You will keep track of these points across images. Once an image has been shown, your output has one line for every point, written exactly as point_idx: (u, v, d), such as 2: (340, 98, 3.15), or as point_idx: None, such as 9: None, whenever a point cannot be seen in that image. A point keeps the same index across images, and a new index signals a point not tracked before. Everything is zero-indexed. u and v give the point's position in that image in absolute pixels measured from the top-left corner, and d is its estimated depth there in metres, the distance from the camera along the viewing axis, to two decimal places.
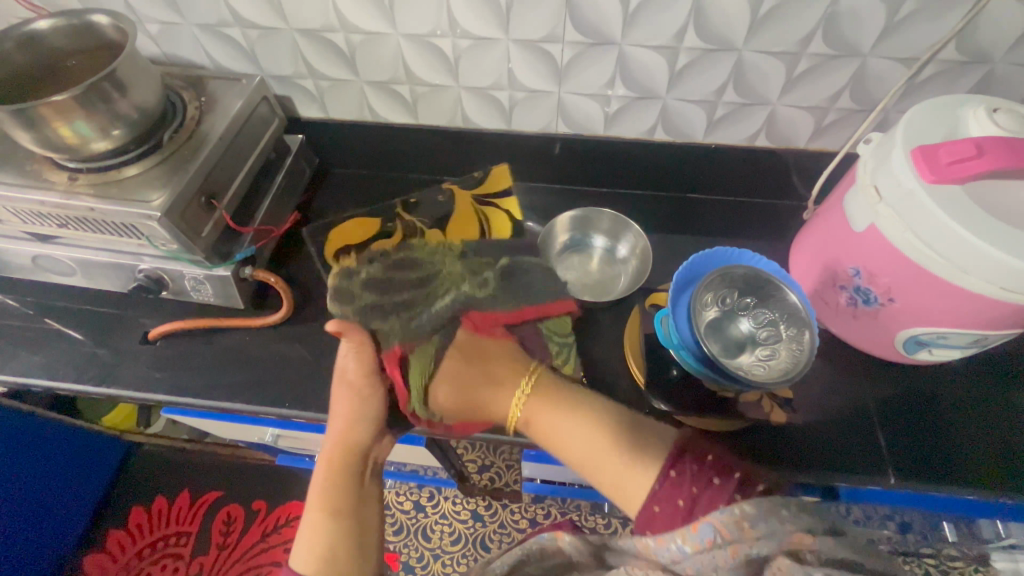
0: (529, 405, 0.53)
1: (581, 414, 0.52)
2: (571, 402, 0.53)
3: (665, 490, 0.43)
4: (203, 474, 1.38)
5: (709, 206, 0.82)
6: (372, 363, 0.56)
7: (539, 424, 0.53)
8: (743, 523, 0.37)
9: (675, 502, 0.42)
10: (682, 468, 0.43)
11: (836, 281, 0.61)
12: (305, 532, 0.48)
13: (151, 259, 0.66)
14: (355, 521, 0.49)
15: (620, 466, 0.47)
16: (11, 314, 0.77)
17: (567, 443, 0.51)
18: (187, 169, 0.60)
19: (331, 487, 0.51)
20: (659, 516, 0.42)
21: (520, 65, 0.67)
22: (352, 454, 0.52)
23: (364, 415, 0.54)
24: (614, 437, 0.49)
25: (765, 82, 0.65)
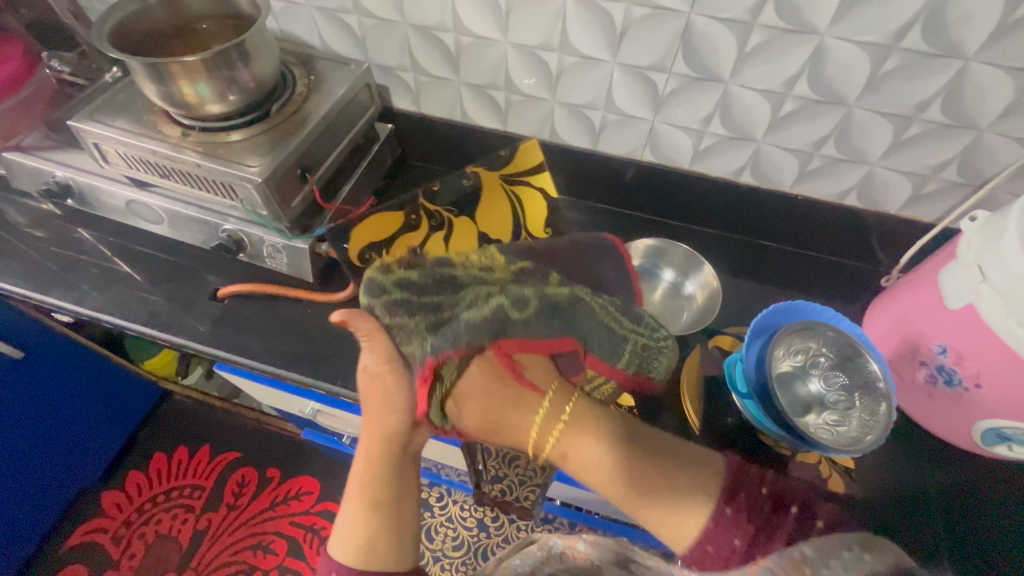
0: (568, 441, 0.50)
1: (621, 453, 0.48)
2: (603, 428, 0.50)
3: (721, 531, 0.43)
4: (226, 433, 1.42)
5: (782, 257, 0.80)
6: (388, 352, 0.52)
7: (576, 460, 0.50)
8: (802, 567, 0.35)
9: (731, 542, 0.42)
10: (738, 507, 0.43)
11: (916, 355, 0.59)
12: (346, 523, 0.51)
13: (236, 221, 0.68)
14: (395, 508, 0.51)
15: (661, 514, 0.45)
16: (94, 251, 0.82)
17: (602, 474, 0.48)
18: (289, 141, 0.63)
19: (369, 478, 0.52)
20: (711, 552, 0.42)
21: (620, 89, 0.67)
22: (385, 444, 0.52)
23: (393, 406, 0.52)
24: (649, 464, 0.48)
25: (869, 141, 0.63)
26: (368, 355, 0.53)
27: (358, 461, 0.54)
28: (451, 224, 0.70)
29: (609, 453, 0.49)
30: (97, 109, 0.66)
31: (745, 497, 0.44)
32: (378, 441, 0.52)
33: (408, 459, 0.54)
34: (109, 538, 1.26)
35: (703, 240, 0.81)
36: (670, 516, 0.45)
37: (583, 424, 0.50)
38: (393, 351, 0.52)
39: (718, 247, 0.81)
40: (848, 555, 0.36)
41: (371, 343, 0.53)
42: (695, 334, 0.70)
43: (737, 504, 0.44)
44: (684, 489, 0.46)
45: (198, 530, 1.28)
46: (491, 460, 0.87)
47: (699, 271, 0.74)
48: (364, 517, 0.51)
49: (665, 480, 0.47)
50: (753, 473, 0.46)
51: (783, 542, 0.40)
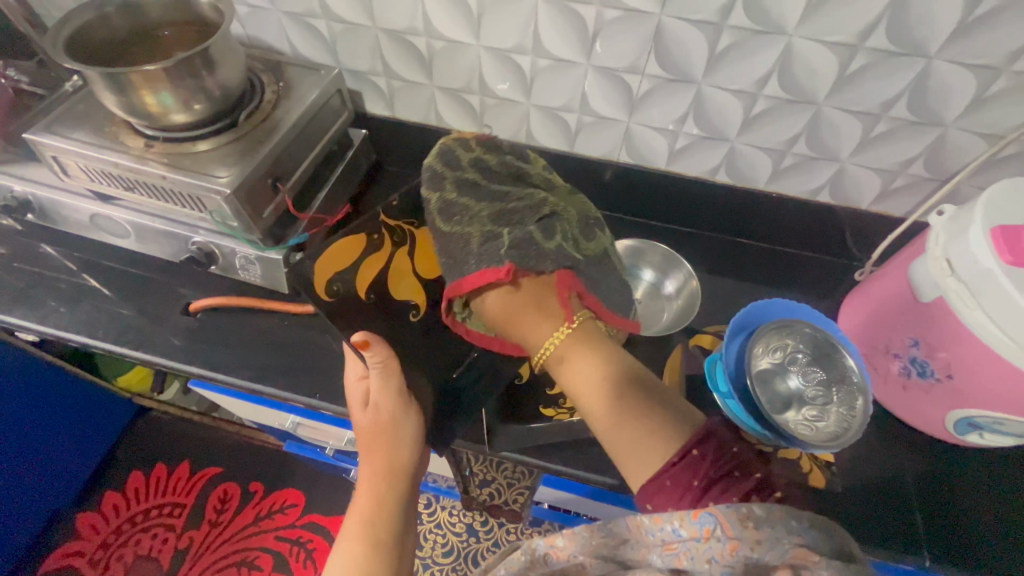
0: (568, 350, 0.49)
1: (616, 376, 0.48)
2: (608, 354, 0.49)
3: (682, 468, 0.42)
4: (206, 449, 1.38)
5: (759, 253, 0.80)
6: (402, 388, 0.57)
7: (570, 367, 0.49)
8: (748, 521, 0.36)
9: (689, 483, 0.41)
10: (704, 452, 0.42)
11: (890, 349, 0.60)
12: (341, 557, 0.52)
13: (206, 233, 0.66)
14: (393, 544, 0.54)
15: (633, 441, 0.44)
16: (58, 267, 0.78)
17: (590, 386, 0.47)
18: (258, 150, 0.61)
19: (374, 515, 0.55)
20: (666, 492, 0.41)
21: (594, 91, 0.67)
22: (394, 479, 0.57)
23: (403, 442, 0.57)
24: (637, 391, 0.47)
25: (839, 139, 0.64)
26: (379, 386, 0.57)
27: (360, 495, 0.56)
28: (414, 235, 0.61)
29: (603, 373, 0.48)
30: (55, 120, 0.63)
31: (715, 449, 0.43)
32: (385, 475, 0.57)
33: (408, 496, 0.58)
34: (85, 562, 1.22)
35: (682, 240, 0.82)
36: (640, 450, 0.44)
37: (592, 343, 0.49)
38: (407, 391, 0.58)
39: (696, 245, 0.81)
40: (796, 525, 0.36)
41: (386, 373, 0.56)
42: (676, 334, 0.71)
43: (702, 449, 0.42)
44: (655, 422, 0.45)
45: (180, 549, 1.25)
46: (478, 466, 0.86)
47: (679, 271, 0.75)
48: (366, 552, 0.52)
49: (643, 415, 0.45)
50: (726, 433, 0.44)
51: (736, 497, 0.40)
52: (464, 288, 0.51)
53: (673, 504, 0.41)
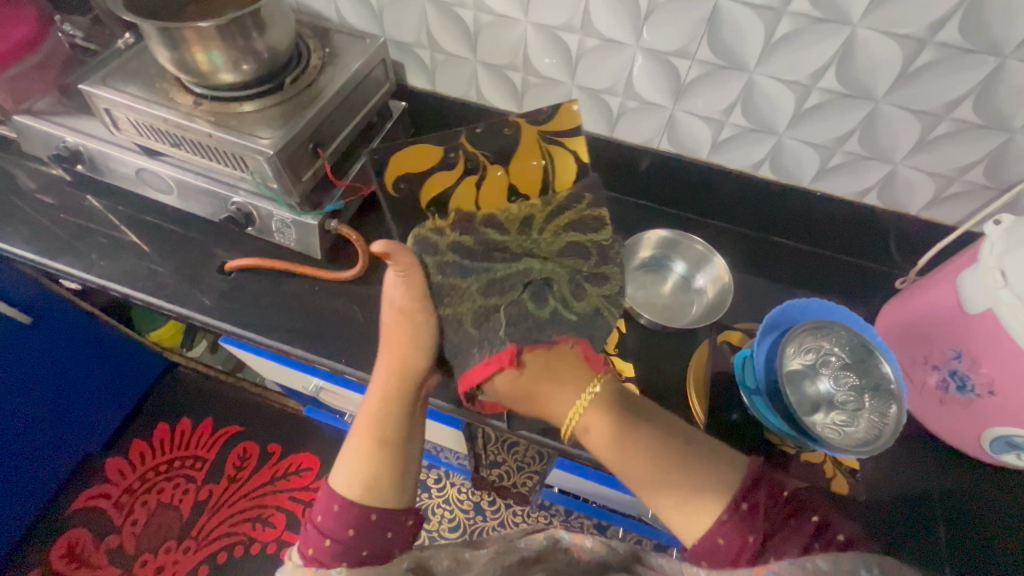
0: (588, 417, 0.48)
1: (657, 434, 0.46)
2: (627, 415, 0.47)
3: (734, 524, 0.40)
4: (229, 407, 1.43)
5: (796, 254, 0.78)
6: (423, 289, 0.53)
7: (597, 439, 0.48)
8: (811, 574, 0.36)
9: (744, 537, 0.39)
10: (755, 503, 0.41)
11: (929, 360, 0.58)
12: (350, 456, 0.50)
13: (245, 194, 0.68)
14: (401, 446, 0.50)
15: (678, 500, 0.42)
16: (103, 219, 0.81)
17: (624, 455, 0.45)
18: (302, 115, 0.62)
19: (381, 414, 0.51)
20: (720, 551, 0.40)
21: (641, 75, 0.66)
22: (404, 381, 0.53)
23: (419, 344, 0.54)
24: (677, 448, 0.45)
25: (895, 139, 0.62)
26: (404, 292, 0.53)
27: (371, 393, 0.54)
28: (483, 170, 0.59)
29: (643, 441, 0.46)
30: (109, 74, 0.65)
31: (765, 496, 0.42)
32: (396, 374, 0.53)
33: (419, 400, 0.54)
34: (112, 504, 1.29)
35: (716, 234, 0.80)
36: (684, 510, 0.42)
37: (609, 405, 0.48)
38: (424, 289, 0.53)
39: (731, 242, 0.79)
40: (865, 574, 0.35)
41: (408, 275, 0.53)
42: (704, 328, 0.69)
43: (749, 505, 0.41)
44: (695, 478, 0.43)
45: (199, 500, 1.29)
46: (492, 445, 0.87)
47: (713, 265, 0.73)
48: (372, 451, 0.49)
49: (682, 472, 0.43)
50: (773, 476, 0.43)
51: (797, 548, 0.38)
52: (472, 380, 0.52)
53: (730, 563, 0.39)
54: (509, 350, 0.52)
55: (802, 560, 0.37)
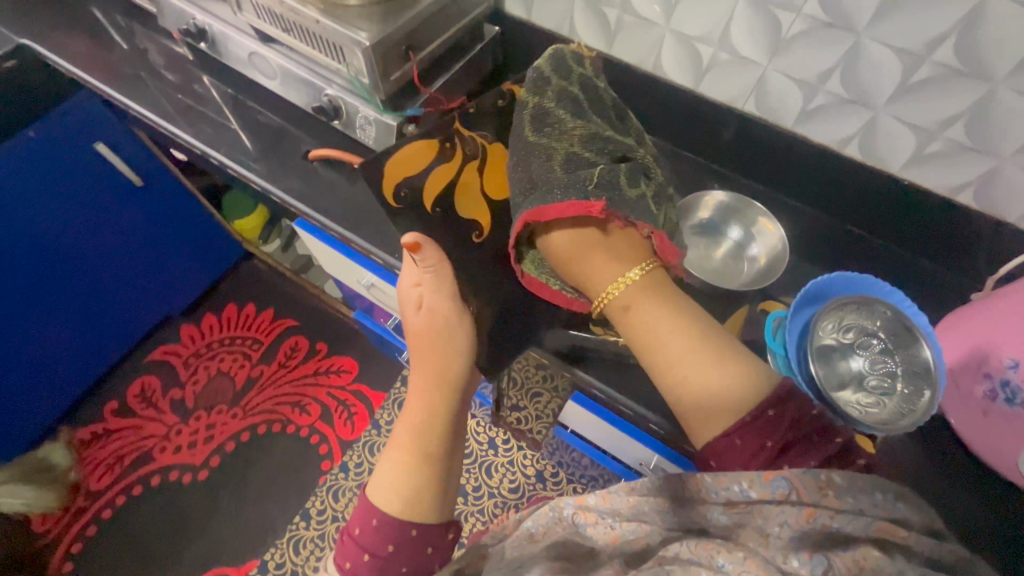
0: (632, 291, 0.49)
1: (688, 321, 0.46)
2: (670, 304, 0.48)
3: (755, 429, 0.41)
4: (288, 302, 1.57)
5: (865, 246, 0.74)
6: (454, 294, 0.61)
7: (638, 313, 0.48)
8: (826, 490, 0.36)
9: (762, 442, 0.41)
10: (782, 411, 0.41)
11: (983, 367, 0.55)
12: (394, 470, 0.54)
13: (338, 87, 0.73)
14: (441, 462, 0.55)
15: (705, 398, 0.43)
16: (215, 97, 0.90)
17: (673, 325, 0.46)
18: (401, 16, 0.65)
19: (422, 424, 0.56)
20: (737, 450, 0.41)
21: (739, 25, 0.64)
22: (444, 383, 0.58)
23: (455, 347, 0.60)
24: (716, 339, 0.45)
25: (1007, 131, 0.57)
26: (434, 292, 0.61)
27: (411, 407, 0.58)
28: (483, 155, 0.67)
29: (676, 321, 0.47)
30: None
31: (794, 411, 0.41)
32: (435, 378, 0.58)
33: (459, 406, 0.59)
34: (180, 362, 1.47)
35: (784, 211, 0.77)
36: (711, 408, 0.43)
37: (651, 283, 0.50)
38: (456, 293, 0.61)
39: (798, 221, 0.76)
40: (881, 497, 0.37)
41: (437, 270, 0.60)
42: (747, 297, 0.69)
43: (776, 414, 0.41)
44: (727, 373, 0.43)
45: (252, 376, 1.45)
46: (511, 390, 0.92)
47: (771, 237, 0.71)
48: (413, 466, 0.54)
49: (715, 365, 0.44)
50: (805, 392, 0.43)
51: (815, 461, 0.40)
52: (548, 216, 0.52)
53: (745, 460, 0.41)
54: (600, 203, 0.50)
55: (816, 472, 0.37)
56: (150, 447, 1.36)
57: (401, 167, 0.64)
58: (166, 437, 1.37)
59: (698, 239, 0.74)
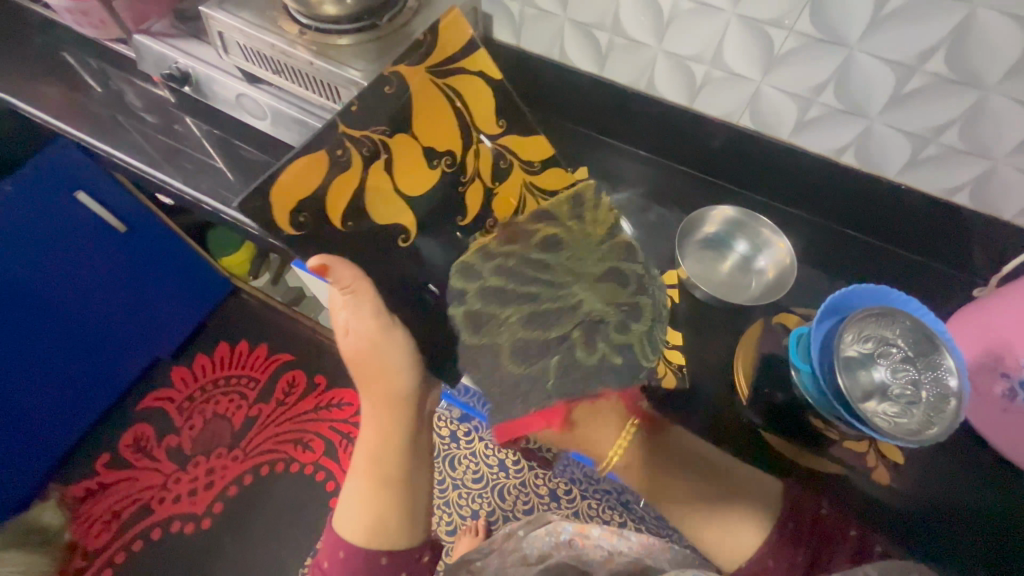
0: (629, 446, 0.57)
1: (682, 470, 0.54)
2: (665, 450, 0.56)
3: (777, 550, 0.46)
4: (281, 336, 1.53)
5: (865, 249, 0.75)
6: (376, 305, 0.60)
7: (635, 470, 0.56)
8: None
9: (792, 558, 0.46)
10: (799, 526, 0.48)
11: (999, 366, 0.56)
12: (360, 499, 0.57)
13: (331, 125, 0.72)
14: (404, 484, 0.59)
15: (712, 524, 0.50)
16: (200, 140, 0.88)
17: (672, 492, 0.53)
18: (395, 53, 0.64)
19: (379, 452, 0.60)
20: (771, 573, 0.46)
21: (731, 44, 0.64)
22: (393, 407, 0.62)
23: (394, 365, 0.62)
24: (716, 485, 0.52)
25: (1000, 134, 0.58)
26: (355, 313, 0.60)
27: (367, 435, 0.62)
28: (388, 145, 0.58)
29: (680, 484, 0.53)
30: None
31: (805, 520, 0.49)
32: (384, 403, 0.62)
33: (411, 426, 0.63)
34: (174, 407, 1.42)
35: (784, 219, 0.78)
36: (732, 537, 0.48)
37: (648, 438, 0.57)
38: (384, 308, 0.60)
39: (799, 229, 0.77)
40: None
41: (359, 299, 0.59)
42: (759, 310, 0.69)
43: (784, 531, 0.47)
44: (731, 510, 0.49)
45: (250, 416, 1.41)
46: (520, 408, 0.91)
47: (777, 247, 0.72)
48: (375, 491, 0.58)
49: (715, 505, 0.50)
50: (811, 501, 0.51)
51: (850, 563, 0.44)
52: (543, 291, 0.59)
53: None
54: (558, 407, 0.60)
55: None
56: (148, 499, 1.31)
57: (306, 178, 0.51)
58: (164, 487, 1.32)
59: (706, 253, 0.75)
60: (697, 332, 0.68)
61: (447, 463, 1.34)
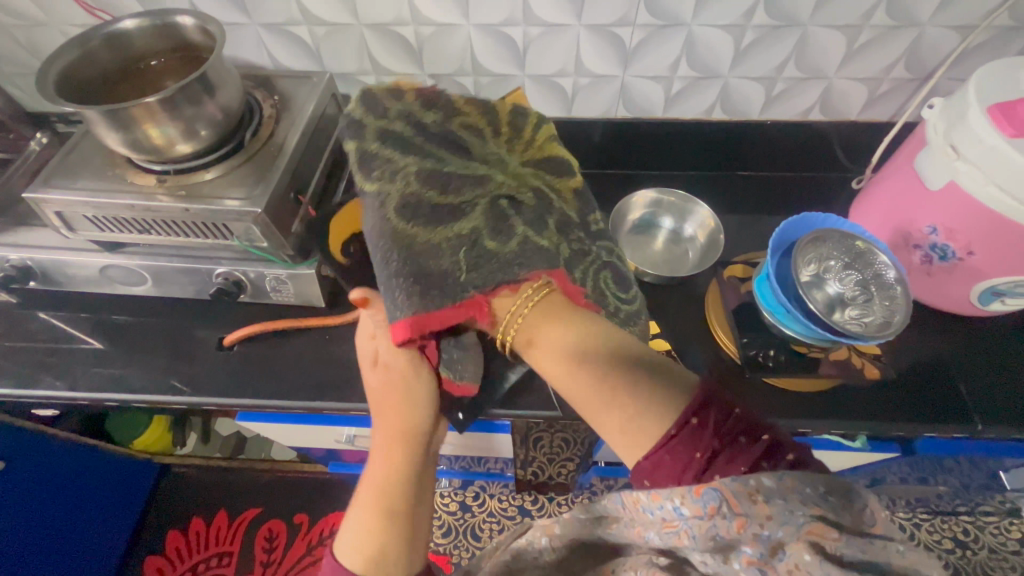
0: (540, 323, 0.48)
1: (586, 343, 0.46)
2: (578, 318, 0.48)
3: (682, 440, 0.39)
4: (241, 492, 1.29)
5: (760, 182, 0.83)
6: (409, 347, 0.54)
7: (542, 344, 0.48)
8: (755, 497, 0.34)
9: (691, 454, 0.38)
10: (705, 418, 0.39)
11: (910, 241, 0.65)
12: (354, 529, 0.49)
13: (229, 262, 0.65)
14: (409, 520, 0.49)
15: (627, 421, 0.41)
16: (71, 332, 0.75)
17: (569, 376, 0.45)
18: (275, 167, 0.60)
19: (387, 485, 0.50)
20: (665, 467, 0.39)
21: (588, 51, 0.68)
22: (410, 441, 0.52)
23: (418, 400, 0.54)
24: (619, 369, 0.44)
25: (826, 56, 0.68)
26: (389, 345, 0.54)
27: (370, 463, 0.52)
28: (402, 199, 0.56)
29: (575, 364, 0.45)
30: (52, 174, 0.60)
31: (714, 420, 0.39)
32: (399, 436, 0.52)
33: (426, 461, 0.53)
34: None
35: (687, 183, 0.84)
36: (633, 424, 0.41)
37: (553, 312, 0.49)
38: (415, 348, 0.53)
39: (702, 186, 0.84)
40: (811, 493, 0.34)
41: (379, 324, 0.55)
42: (707, 271, 0.73)
43: (687, 427, 0.39)
44: (645, 392, 0.42)
45: None
46: (521, 446, 0.86)
47: (698, 212, 0.77)
48: (377, 525, 0.48)
49: (631, 385, 0.42)
50: (725, 393, 0.41)
51: (745, 466, 0.36)
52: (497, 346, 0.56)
53: (677, 478, 0.38)
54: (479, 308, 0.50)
55: (745, 478, 0.35)
56: None
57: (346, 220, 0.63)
58: None
59: (639, 238, 0.78)
60: (667, 314, 0.71)
61: (468, 536, 1.20)
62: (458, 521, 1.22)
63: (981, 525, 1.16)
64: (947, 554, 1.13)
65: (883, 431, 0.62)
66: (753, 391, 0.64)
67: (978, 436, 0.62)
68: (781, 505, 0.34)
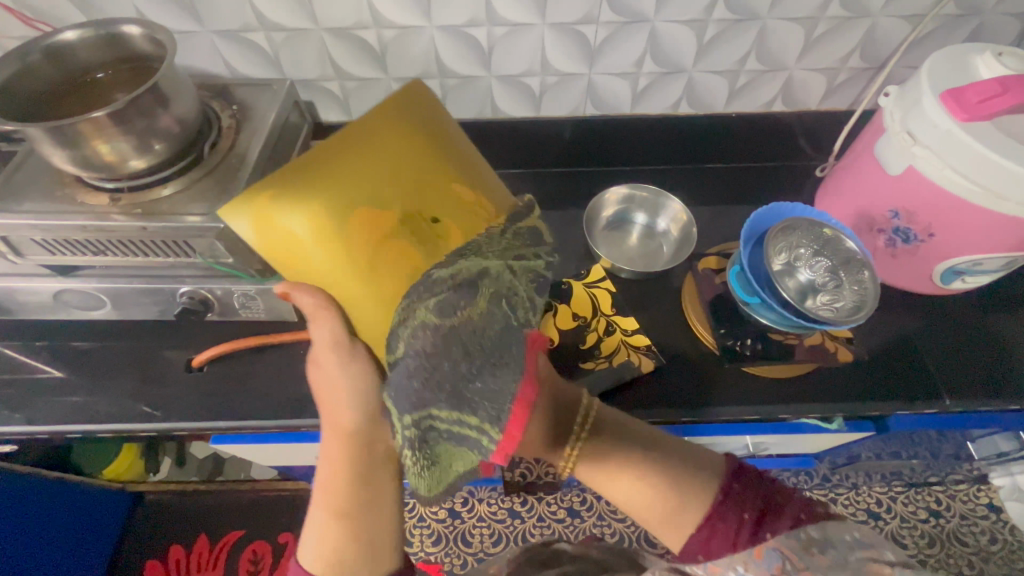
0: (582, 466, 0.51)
1: (637, 477, 0.49)
2: (620, 456, 0.50)
3: (721, 516, 0.46)
4: (223, 514, 1.25)
5: (727, 173, 0.85)
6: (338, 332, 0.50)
7: (600, 480, 0.51)
8: (810, 547, 0.44)
9: (741, 517, 0.46)
10: (742, 489, 0.48)
11: (873, 225, 0.67)
12: (316, 531, 0.50)
13: (193, 279, 0.62)
14: (361, 520, 0.49)
15: (668, 521, 0.48)
16: (23, 362, 0.71)
17: (619, 483, 0.50)
18: (236, 179, 0.58)
19: (336, 484, 0.50)
20: (719, 534, 0.46)
21: (554, 50, 0.68)
22: (345, 441, 0.51)
23: (340, 397, 0.51)
24: (659, 465, 0.49)
25: (785, 49, 0.69)
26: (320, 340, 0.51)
27: (326, 467, 0.52)
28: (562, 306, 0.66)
29: (627, 471, 0.50)
30: None
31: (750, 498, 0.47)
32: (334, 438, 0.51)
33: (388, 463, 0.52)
34: None
35: (658, 177, 0.84)
36: (674, 526, 0.48)
37: (598, 451, 0.50)
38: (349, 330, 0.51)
39: (673, 180, 0.84)
40: (850, 538, 0.44)
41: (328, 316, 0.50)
42: (681, 264, 0.74)
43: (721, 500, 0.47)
44: (689, 492, 0.48)
45: None
46: None
47: (669, 207, 0.78)
48: (336, 528, 0.49)
49: (671, 488, 0.48)
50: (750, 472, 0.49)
51: (788, 521, 0.45)
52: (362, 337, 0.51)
53: (731, 544, 0.45)
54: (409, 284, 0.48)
55: (796, 533, 0.45)
56: None
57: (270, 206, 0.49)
58: None
59: (613, 233, 0.78)
60: (643, 310, 0.71)
61: (459, 543, 1.19)
62: (448, 529, 1.20)
63: (952, 494, 1.21)
64: (922, 523, 1.17)
65: (859, 413, 0.64)
66: (735, 380, 0.65)
67: (948, 411, 0.64)
68: (833, 554, 0.43)
